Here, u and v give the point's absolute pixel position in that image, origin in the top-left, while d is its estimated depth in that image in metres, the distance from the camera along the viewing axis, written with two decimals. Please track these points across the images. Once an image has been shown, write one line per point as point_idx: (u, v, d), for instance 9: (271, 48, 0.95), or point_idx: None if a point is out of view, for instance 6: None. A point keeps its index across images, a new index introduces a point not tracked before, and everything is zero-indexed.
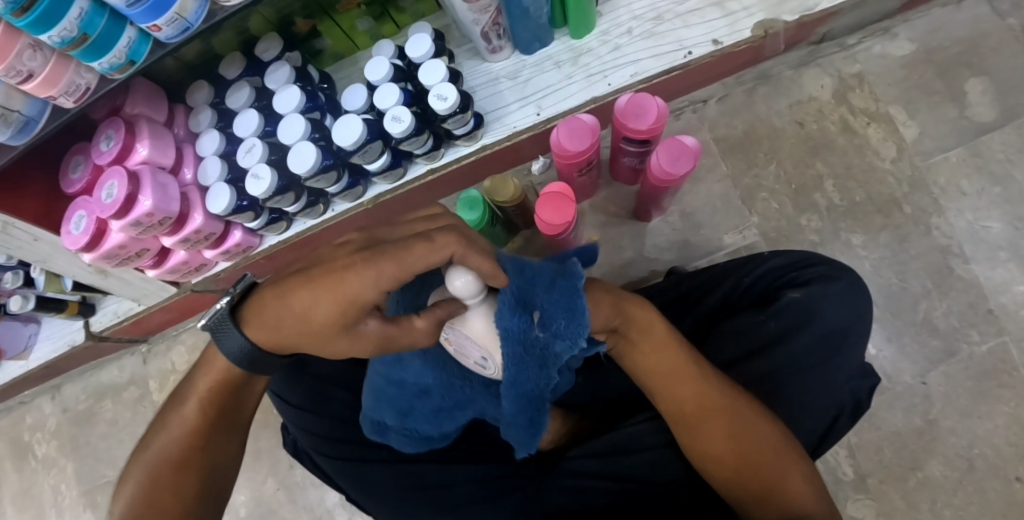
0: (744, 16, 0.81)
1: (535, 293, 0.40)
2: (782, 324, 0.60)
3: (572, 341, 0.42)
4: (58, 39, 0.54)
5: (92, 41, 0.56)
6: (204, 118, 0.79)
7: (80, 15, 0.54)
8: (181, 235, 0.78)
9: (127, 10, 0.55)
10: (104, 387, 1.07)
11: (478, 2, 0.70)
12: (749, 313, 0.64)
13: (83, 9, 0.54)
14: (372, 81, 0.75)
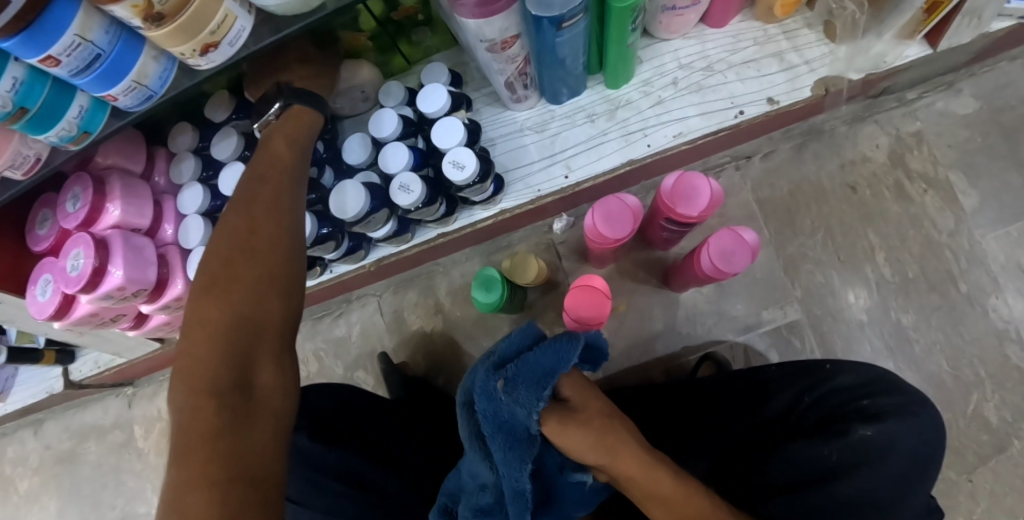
0: (805, 71, 0.71)
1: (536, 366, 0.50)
2: (845, 459, 0.53)
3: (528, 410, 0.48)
4: None
5: (32, 114, 0.48)
6: (187, 167, 0.70)
7: (15, 86, 0.45)
8: (160, 302, 0.69)
9: (73, 79, 0.48)
10: (86, 429, 0.99)
11: (504, 52, 0.61)
12: (807, 439, 0.56)
13: (18, 80, 0.45)
14: (379, 137, 0.65)
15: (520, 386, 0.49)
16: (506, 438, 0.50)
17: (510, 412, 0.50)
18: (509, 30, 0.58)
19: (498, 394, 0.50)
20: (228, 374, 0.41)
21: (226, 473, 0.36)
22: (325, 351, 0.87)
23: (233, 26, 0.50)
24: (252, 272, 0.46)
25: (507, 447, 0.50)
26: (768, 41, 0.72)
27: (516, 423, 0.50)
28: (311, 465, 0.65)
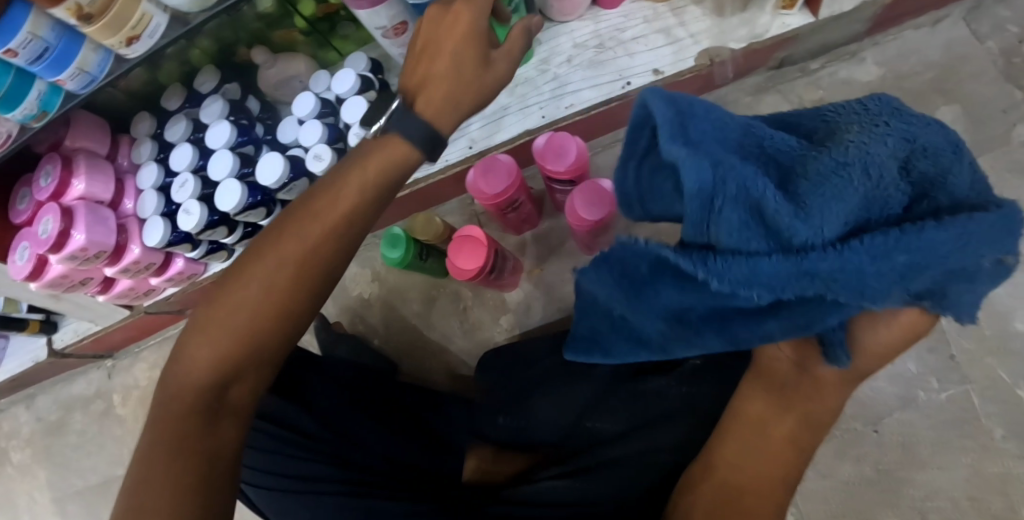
0: (690, 43, 0.77)
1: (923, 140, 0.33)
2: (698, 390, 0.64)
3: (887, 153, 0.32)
4: None
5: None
6: (145, 149, 0.81)
7: None
8: (120, 266, 0.79)
9: (29, 67, 0.57)
10: (73, 400, 1.09)
11: (397, 37, 0.70)
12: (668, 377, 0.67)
13: None
14: (300, 116, 0.75)
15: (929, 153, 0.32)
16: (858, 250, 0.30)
17: (857, 150, 0.33)
18: (398, 17, 0.67)
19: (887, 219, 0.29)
20: (203, 444, 0.43)
21: (179, 464, 0.41)
22: None
23: (151, 22, 0.58)
24: (250, 337, 0.43)
25: (872, 239, 0.29)
26: (656, 19, 0.78)
27: (820, 189, 0.32)
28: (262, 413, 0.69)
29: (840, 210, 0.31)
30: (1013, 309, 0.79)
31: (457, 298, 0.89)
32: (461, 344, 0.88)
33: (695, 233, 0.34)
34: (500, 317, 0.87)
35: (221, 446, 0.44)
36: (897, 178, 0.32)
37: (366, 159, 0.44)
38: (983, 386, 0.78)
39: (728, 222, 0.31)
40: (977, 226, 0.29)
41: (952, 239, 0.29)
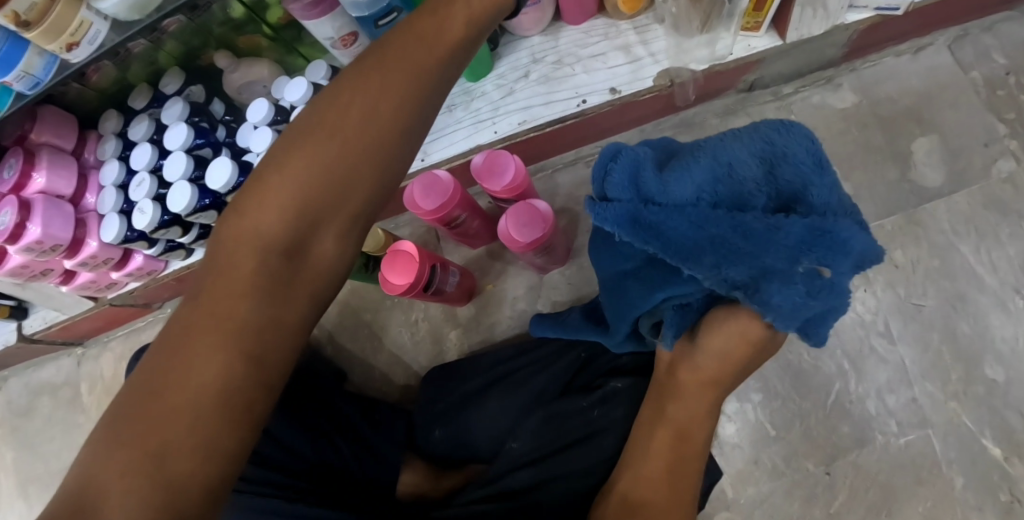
0: (650, 62, 0.76)
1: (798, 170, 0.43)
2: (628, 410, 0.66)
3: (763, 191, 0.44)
4: None
5: None
6: (109, 147, 0.82)
7: None
8: (78, 259, 0.80)
9: None
10: (42, 385, 1.10)
11: (345, 48, 0.70)
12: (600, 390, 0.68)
13: None
14: (253, 122, 0.75)
15: (796, 166, 0.42)
16: (717, 234, 0.42)
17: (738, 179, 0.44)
18: (344, 28, 0.67)
19: (741, 220, 0.41)
20: (191, 440, 0.33)
21: (150, 455, 0.32)
22: None
23: (91, 29, 0.59)
24: (253, 330, 0.36)
25: (723, 224, 0.42)
26: (617, 37, 0.77)
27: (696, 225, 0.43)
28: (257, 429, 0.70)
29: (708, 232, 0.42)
30: (980, 353, 0.75)
31: (412, 308, 0.88)
32: (412, 355, 0.87)
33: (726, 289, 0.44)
34: (452, 330, 0.86)
35: (211, 453, 0.33)
36: (760, 180, 0.44)
37: (324, 150, 0.38)
38: (943, 431, 0.75)
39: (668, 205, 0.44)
40: (804, 231, 0.39)
41: (767, 236, 0.40)
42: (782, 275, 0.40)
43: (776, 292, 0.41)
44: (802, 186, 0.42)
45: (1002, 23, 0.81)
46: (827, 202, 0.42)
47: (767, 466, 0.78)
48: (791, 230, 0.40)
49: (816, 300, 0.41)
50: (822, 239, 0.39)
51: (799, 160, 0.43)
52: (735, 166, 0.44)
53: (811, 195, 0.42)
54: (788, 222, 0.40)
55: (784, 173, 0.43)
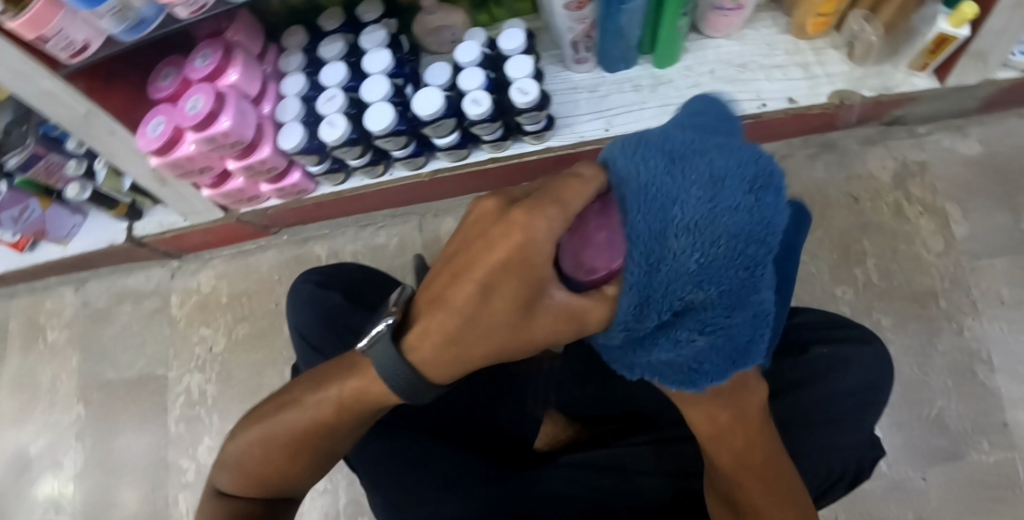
0: (825, 82, 0.83)
1: (758, 168, 0.33)
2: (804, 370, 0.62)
3: (700, 242, 0.32)
4: None
5: None
6: (294, 60, 0.83)
7: None
8: (247, 161, 0.80)
9: None
10: (127, 291, 1.10)
11: (577, 11, 0.74)
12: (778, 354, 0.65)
13: None
14: (460, 62, 0.76)
15: (770, 207, 0.33)
16: (650, 286, 0.33)
17: (733, 222, 0.32)
18: None
19: (689, 296, 0.33)
20: (258, 475, 0.47)
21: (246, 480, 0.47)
22: (362, 254, 0.99)
23: None
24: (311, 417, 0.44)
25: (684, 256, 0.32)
26: (797, 54, 0.84)
27: (671, 266, 0.32)
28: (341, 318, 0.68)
29: (709, 285, 0.33)
30: None
31: None
32: None
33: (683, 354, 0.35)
34: None
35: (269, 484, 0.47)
36: (737, 205, 0.32)
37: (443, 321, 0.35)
38: None
39: (672, 250, 0.32)
40: (739, 251, 0.32)
41: (714, 274, 0.33)
42: (737, 324, 0.34)
43: (708, 350, 0.34)
44: (717, 243, 0.32)
45: None
46: (747, 247, 0.33)
47: None
48: (710, 281, 0.33)
49: (731, 321, 0.34)
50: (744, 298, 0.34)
51: (686, 199, 0.32)
52: (666, 229, 0.32)
53: (725, 251, 0.32)
54: (741, 242, 0.32)
55: (697, 265, 0.32)
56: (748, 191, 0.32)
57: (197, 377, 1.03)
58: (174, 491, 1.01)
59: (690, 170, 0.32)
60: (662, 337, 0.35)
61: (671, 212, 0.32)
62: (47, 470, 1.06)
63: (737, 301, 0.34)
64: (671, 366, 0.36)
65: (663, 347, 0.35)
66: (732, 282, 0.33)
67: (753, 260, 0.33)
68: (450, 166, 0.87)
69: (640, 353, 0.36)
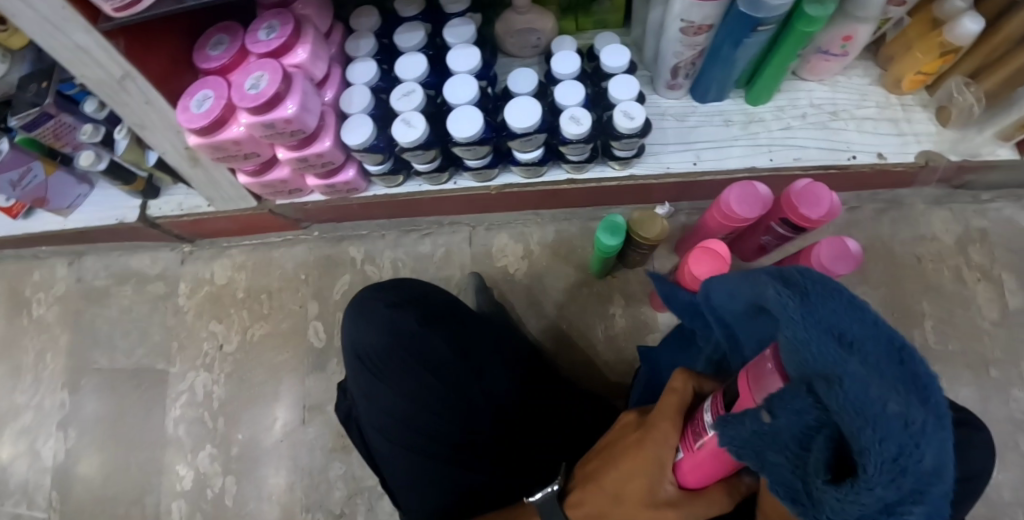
0: (913, 141, 0.81)
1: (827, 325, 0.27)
2: None
3: (862, 442, 0.25)
4: None
5: None
6: (364, 45, 0.75)
7: None
8: (302, 153, 0.72)
9: None
10: (129, 272, 0.98)
11: (693, 37, 0.68)
12: None
13: None
14: (557, 73, 0.70)
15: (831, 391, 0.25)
16: (869, 408, 0.24)
17: (796, 406, 0.26)
18: (710, 18, 0.66)
19: (890, 471, 0.24)
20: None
21: None
22: (402, 262, 0.91)
23: None
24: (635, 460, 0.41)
25: (879, 467, 0.24)
26: (887, 108, 0.82)
27: (869, 410, 0.24)
28: (379, 350, 0.66)
29: (891, 439, 0.24)
30: None
31: (606, 300, 0.86)
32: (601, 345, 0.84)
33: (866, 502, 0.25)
34: (649, 334, 0.84)
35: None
36: (848, 411, 0.25)
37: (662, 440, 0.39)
38: None
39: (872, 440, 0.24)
40: (860, 392, 0.24)
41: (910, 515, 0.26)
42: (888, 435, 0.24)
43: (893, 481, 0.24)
44: (793, 323, 0.27)
45: None
46: (863, 323, 0.27)
47: None
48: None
49: (878, 434, 0.24)
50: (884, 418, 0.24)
51: (820, 376, 0.25)
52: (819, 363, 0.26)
53: (875, 329, 0.27)
54: (855, 393, 0.24)
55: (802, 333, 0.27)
56: (895, 350, 0.26)
57: (204, 375, 0.93)
58: (168, 501, 0.90)
59: (810, 350, 0.26)
60: (889, 434, 0.24)
61: (818, 367, 0.26)
62: (22, 456, 0.95)
63: (845, 371, 0.25)
64: (918, 474, 0.24)
65: (870, 460, 0.24)
66: (860, 389, 0.24)
67: (835, 375, 0.25)
68: (523, 180, 0.79)
69: (895, 479, 0.24)
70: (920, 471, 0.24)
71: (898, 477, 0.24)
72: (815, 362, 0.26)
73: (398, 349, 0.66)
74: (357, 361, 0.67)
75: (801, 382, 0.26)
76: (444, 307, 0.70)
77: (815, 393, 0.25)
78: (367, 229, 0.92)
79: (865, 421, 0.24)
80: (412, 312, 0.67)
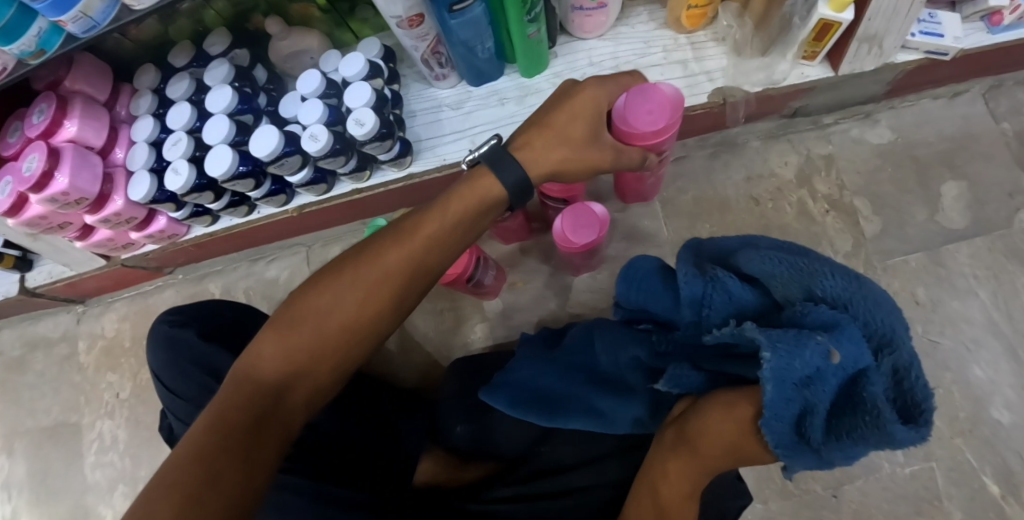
0: (705, 79, 0.77)
1: (801, 365, 0.37)
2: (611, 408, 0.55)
3: (807, 359, 0.36)
4: (17, 51, 0.60)
5: (48, 55, 0.62)
6: (144, 102, 0.80)
7: (39, 33, 0.59)
8: (100, 215, 0.78)
9: (81, 35, 0.60)
10: (36, 339, 1.04)
11: (412, 29, 0.68)
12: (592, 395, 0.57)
13: (41, 29, 0.59)
14: (304, 93, 0.73)
15: (852, 344, 0.37)
16: (784, 377, 0.36)
17: (805, 361, 0.36)
18: (414, 8, 0.65)
19: (827, 368, 0.37)
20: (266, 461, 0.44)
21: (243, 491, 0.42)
22: (253, 290, 0.95)
23: None
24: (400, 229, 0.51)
25: (791, 391, 0.36)
26: (675, 49, 0.78)
27: (814, 375, 0.37)
28: (196, 364, 0.68)
29: (816, 363, 0.36)
30: (989, 395, 0.79)
31: (436, 296, 0.87)
32: (431, 338, 0.86)
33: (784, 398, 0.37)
34: (477, 324, 0.86)
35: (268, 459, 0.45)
36: (801, 380, 0.36)
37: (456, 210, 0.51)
38: (948, 467, 0.78)
39: (805, 364, 0.36)
40: (850, 348, 0.37)
41: (777, 402, 0.37)
42: (838, 344, 0.37)
43: (789, 385, 0.36)
44: (858, 294, 0.39)
45: None
46: (848, 301, 0.39)
47: (777, 485, 0.79)
48: (781, 417, 0.37)
49: (806, 391, 0.37)
50: (818, 376, 0.37)
51: (799, 357, 0.36)
52: (770, 272, 0.43)
53: (864, 305, 0.39)
54: (809, 365, 0.36)
55: (834, 274, 0.40)
56: (874, 334, 0.39)
57: (107, 423, 0.99)
58: None
59: (787, 353, 0.37)
60: (813, 386, 0.37)
61: (815, 368, 0.37)
62: None
63: (824, 365, 0.37)
64: (815, 386, 0.37)
65: (790, 372, 0.36)
66: (817, 353, 0.37)
67: (825, 364, 0.37)
68: (316, 199, 0.83)
69: (806, 380, 0.37)
70: (824, 384, 0.37)
71: (807, 383, 0.37)
72: (806, 363, 0.36)
73: (183, 366, 0.68)
74: (168, 391, 0.69)
75: (780, 359, 0.37)
76: (233, 329, 0.73)
77: (821, 363, 0.37)
78: (220, 265, 0.97)
79: (813, 378, 0.37)
80: (196, 328, 0.70)
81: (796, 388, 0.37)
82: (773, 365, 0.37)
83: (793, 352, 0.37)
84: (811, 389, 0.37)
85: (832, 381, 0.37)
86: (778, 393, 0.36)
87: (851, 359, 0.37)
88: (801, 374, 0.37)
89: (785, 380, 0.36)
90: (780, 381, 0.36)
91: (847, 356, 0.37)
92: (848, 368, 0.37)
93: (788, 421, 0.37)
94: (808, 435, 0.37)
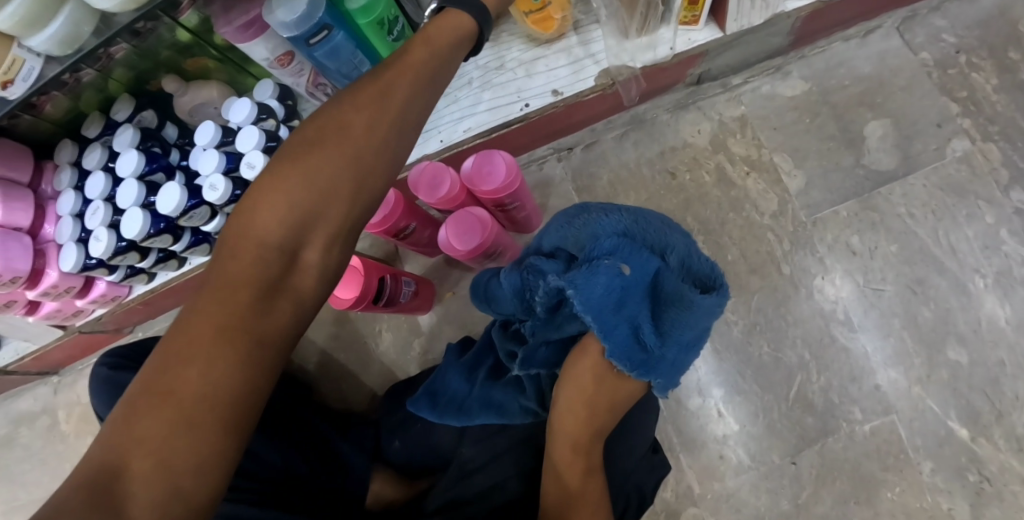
0: (590, 63, 0.75)
1: (609, 292, 0.45)
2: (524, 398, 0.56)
3: (607, 280, 0.45)
4: None
5: None
6: (65, 177, 0.82)
7: None
8: (39, 288, 0.81)
9: None
10: (19, 415, 1.08)
11: (284, 68, 0.70)
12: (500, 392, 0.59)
13: None
14: (201, 144, 0.74)
15: (633, 259, 0.46)
16: (597, 305, 0.45)
17: (606, 284, 0.45)
18: (280, 47, 0.67)
19: (625, 282, 0.46)
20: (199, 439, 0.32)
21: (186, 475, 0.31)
22: None
23: (24, 66, 0.58)
24: (404, 128, 0.42)
25: (611, 313, 0.45)
26: (558, 38, 0.77)
27: (623, 293, 0.45)
28: None
29: (614, 284, 0.45)
30: (943, 336, 0.75)
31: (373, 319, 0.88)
32: (374, 358, 0.88)
33: (606, 319, 0.45)
34: (414, 340, 0.87)
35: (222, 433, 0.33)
36: (613, 299, 0.45)
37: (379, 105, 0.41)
38: (909, 417, 0.74)
39: (605, 287, 0.45)
40: (636, 263, 0.46)
41: (608, 330, 0.46)
42: (625, 263, 0.46)
43: (604, 308, 0.45)
44: (631, 223, 0.49)
45: (949, 3, 0.82)
46: (624, 229, 0.49)
47: (731, 461, 0.76)
48: (619, 341, 0.46)
49: (623, 311, 0.46)
50: (624, 293, 0.46)
51: (600, 284, 0.45)
52: (562, 237, 0.51)
53: (635, 225, 0.49)
54: (611, 288, 0.45)
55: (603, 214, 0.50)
56: (654, 246, 0.49)
57: None
58: None
59: (590, 287, 0.45)
60: (625, 303, 0.46)
61: (620, 287, 0.45)
62: None
63: (624, 283, 0.45)
64: (628, 302, 0.46)
65: (600, 298, 0.45)
66: (610, 273, 0.45)
67: (625, 282, 0.45)
68: None
69: (616, 300, 0.45)
70: (632, 296, 0.46)
71: (620, 301, 0.45)
72: (610, 288, 0.45)
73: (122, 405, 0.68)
74: None
75: (588, 294, 0.45)
76: None
77: (619, 281, 0.45)
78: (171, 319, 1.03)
79: (624, 296, 0.46)
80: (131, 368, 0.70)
81: (613, 310, 0.45)
82: (583, 298, 0.45)
83: (594, 283, 0.45)
84: (625, 306, 0.46)
85: (636, 289, 0.46)
86: (598, 315, 0.45)
87: (640, 268, 0.46)
88: (611, 294, 0.45)
89: (598, 306, 0.45)
90: (596, 307, 0.45)
91: (636, 267, 0.46)
92: (642, 276, 0.46)
93: (624, 340, 0.46)
94: (647, 344, 0.46)
